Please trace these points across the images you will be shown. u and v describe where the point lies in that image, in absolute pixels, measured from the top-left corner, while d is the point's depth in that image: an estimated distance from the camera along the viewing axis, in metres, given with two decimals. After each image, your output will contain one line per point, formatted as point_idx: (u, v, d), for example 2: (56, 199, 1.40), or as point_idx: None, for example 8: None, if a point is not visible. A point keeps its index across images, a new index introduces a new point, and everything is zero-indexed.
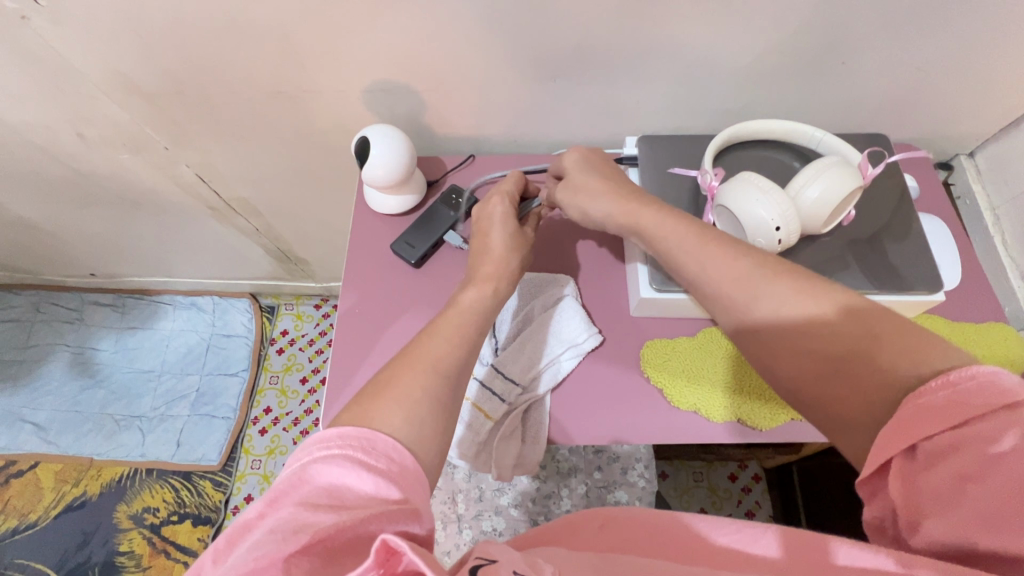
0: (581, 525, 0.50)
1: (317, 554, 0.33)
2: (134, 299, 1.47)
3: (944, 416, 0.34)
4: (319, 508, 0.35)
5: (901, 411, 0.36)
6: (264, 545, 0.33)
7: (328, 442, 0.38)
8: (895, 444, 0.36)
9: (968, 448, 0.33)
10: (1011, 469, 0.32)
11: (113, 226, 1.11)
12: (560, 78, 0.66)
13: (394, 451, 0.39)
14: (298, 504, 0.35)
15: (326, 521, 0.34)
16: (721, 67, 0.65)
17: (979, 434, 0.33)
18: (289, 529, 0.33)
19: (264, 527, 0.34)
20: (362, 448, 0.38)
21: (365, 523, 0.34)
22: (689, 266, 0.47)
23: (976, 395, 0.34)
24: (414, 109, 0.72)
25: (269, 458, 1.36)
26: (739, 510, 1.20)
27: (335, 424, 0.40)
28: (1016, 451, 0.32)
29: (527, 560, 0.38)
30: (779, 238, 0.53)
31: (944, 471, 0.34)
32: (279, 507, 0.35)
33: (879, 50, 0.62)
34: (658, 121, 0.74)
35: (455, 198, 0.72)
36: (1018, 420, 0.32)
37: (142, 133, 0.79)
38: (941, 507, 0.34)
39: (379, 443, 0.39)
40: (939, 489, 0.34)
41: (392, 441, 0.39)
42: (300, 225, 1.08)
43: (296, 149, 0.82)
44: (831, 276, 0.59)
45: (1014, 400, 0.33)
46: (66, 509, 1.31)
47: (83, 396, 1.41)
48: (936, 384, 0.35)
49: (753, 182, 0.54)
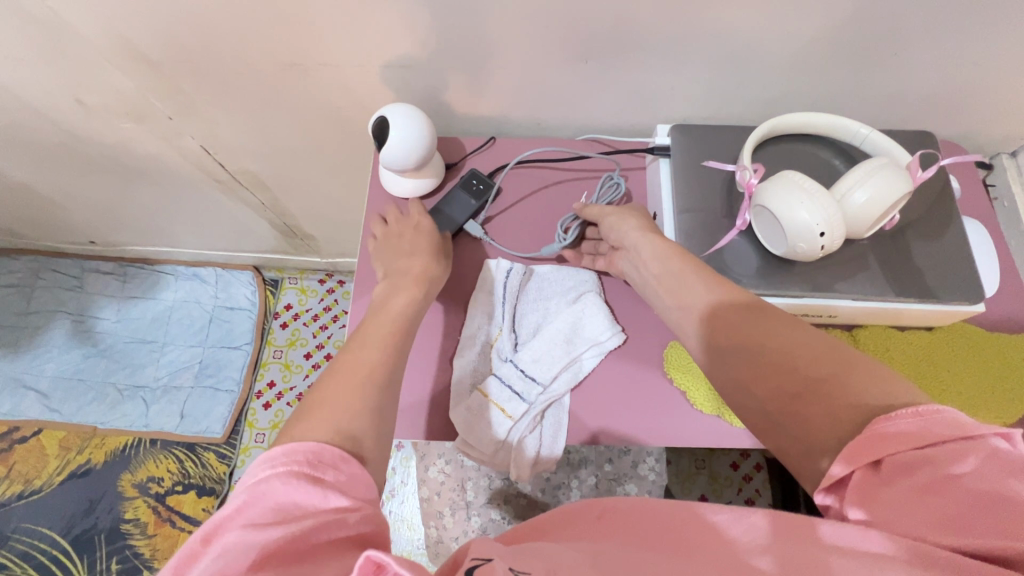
0: (573, 516, 0.48)
1: (268, 568, 0.31)
2: (135, 268, 1.44)
3: (911, 436, 0.34)
4: (267, 526, 0.33)
5: (868, 430, 0.36)
6: (214, 570, 0.31)
7: (274, 461, 0.36)
8: (861, 456, 0.35)
9: (930, 467, 0.33)
10: (969, 488, 0.31)
11: (113, 195, 1.07)
12: (592, 59, 0.62)
13: (343, 461, 0.38)
14: (246, 526, 0.33)
15: (273, 536, 0.32)
16: (764, 54, 0.61)
17: (941, 456, 0.33)
18: (237, 551, 0.32)
19: (211, 554, 0.32)
20: (309, 462, 0.37)
21: (309, 531, 0.33)
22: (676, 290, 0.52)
23: (945, 423, 0.34)
24: (434, 87, 0.68)
25: (273, 432, 1.37)
26: (739, 497, 1.21)
27: (282, 442, 0.38)
28: (974, 475, 0.31)
29: (519, 558, 0.37)
30: (823, 244, 0.50)
31: (906, 485, 0.33)
32: (227, 531, 0.33)
33: (934, 42, 0.58)
34: (690, 109, 0.70)
35: (475, 185, 0.69)
36: (978, 447, 0.32)
37: (145, 101, 0.75)
38: (897, 514, 0.33)
39: (326, 455, 0.37)
40: (895, 501, 0.33)
41: (340, 451, 0.38)
42: (308, 201, 1.04)
43: (307, 122, 0.78)
44: (852, 278, 0.57)
45: (970, 433, 0.33)
46: (71, 476, 1.32)
47: (85, 364, 1.40)
48: (908, 411, 0.35)
49: (798, 182, 0.51)
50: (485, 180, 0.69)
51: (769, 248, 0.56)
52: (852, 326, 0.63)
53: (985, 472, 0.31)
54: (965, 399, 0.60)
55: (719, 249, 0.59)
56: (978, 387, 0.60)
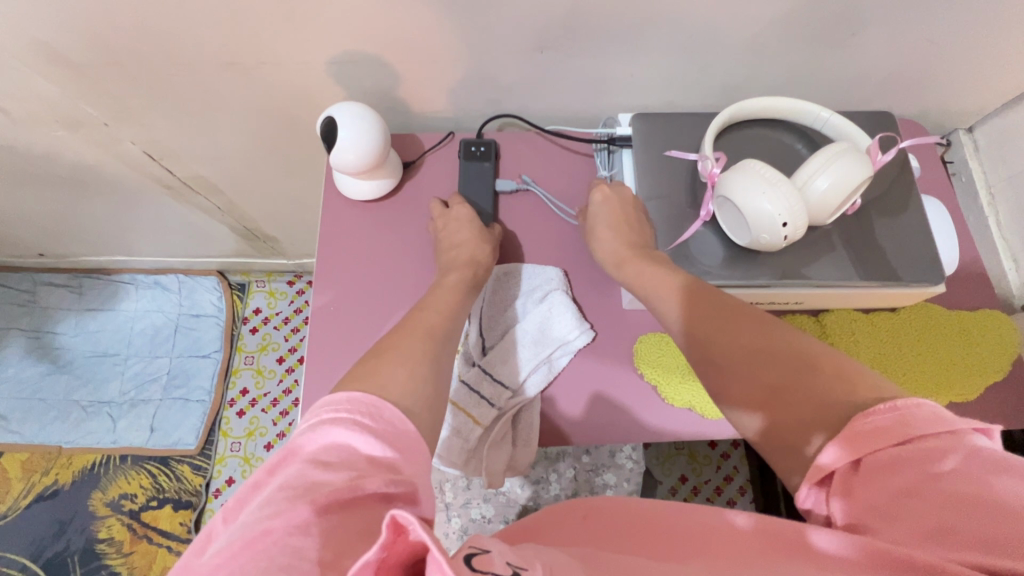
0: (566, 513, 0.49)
1: (331, 512, 0.32)
2: (91, 280, 1.38)
3: (890, 432, 0.35)
4: (326, 467, 0.34)
5: (846, 430, 0.36)
6: (276, 498, 0.32)
7: (337, 405, 0.38)
8: (843, 457, 0.36)
9: (913, 465, 0.33)
10: (953, 487, 0.31)
11: (57, 206, 1.01)
12: (549, 49, 0.60)
13: (400, 421, 0.39)
14: (307, 462, 0.35)
15: (333, 479, 0.33)
16: (722, 39, 0.59)
17: (923, 453, 0.33)
18: (300, 486, 0.33)
19: (275, 484, 0.33)
20: (370, 414, 0.38)
21: (359, 482, 0.34)
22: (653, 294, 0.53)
23: (922, 420, 0.34)
24: (386, 83, 0.65)
25: (249, 440, 1.33)
26: (718, 476, 1.23)
27: (344, 389, 0.40)
28: (958, 471, 0.32)
29: (520, 555, 0.36)
30: (786, 234, 0.49)
31: (887, 485, 0.33)
32: (290, 464, 0.35)
33: (891, 20, 0.58)
34: (652, 97, 0.68)
35: (476, 150, 0.68)
36: (958, 444, 0.33)
37: (77, 108, 0.70)
38: (884, 518, 0.33)
39: (386, 411, 0.39)
40: (880, 502, 0.33)
41: (399, 412, 0.39)
42: (267, 203, 1.00)
43: (257, 123, 0.74)
44: (817, 264, 0.56)
45: (950, 429, 0.33)
46: (37, 499, 1.27)
47: (45, 382, 1.34)
48: (885, 406, 0.36)
49: (758, 171, 0.50)
50: (482, 141, 0.68)
51: (733, 239, 0.55)
52: (817, 312, 0.63)
53: (968, 469, 0.31)
54: (930, 378, 0.61)
55: (685, 242, 0.58)
56: (941, 364, 0.61)
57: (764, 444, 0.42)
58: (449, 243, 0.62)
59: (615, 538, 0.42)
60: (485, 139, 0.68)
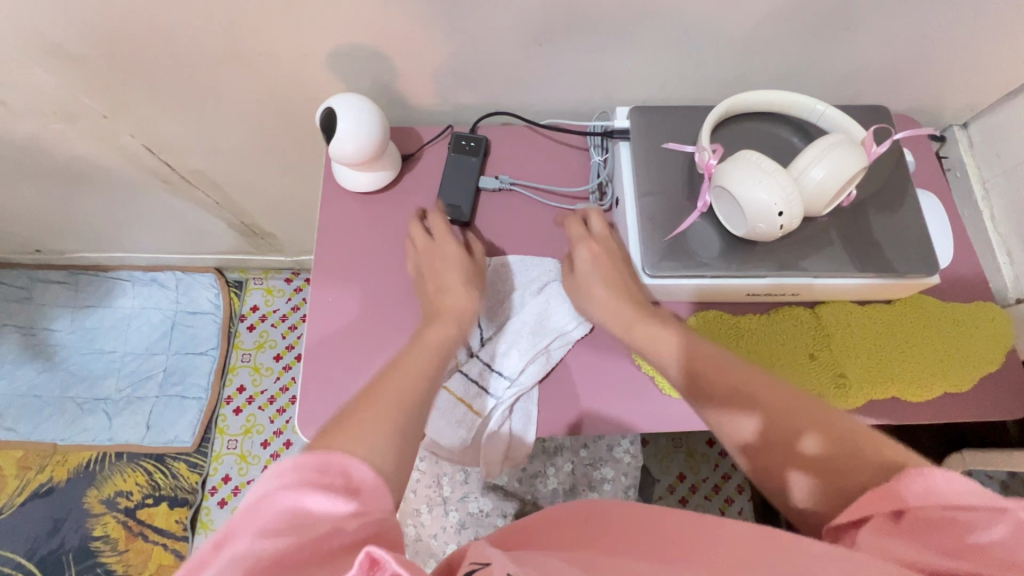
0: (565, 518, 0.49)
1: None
2: (87, 276, 1.38)
3: (940, 496, 0.37)
4: (278, 534, 0.32)
5: (890, 483, 0.39)
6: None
7: (282, 473, 0.36)
8: (883, 504, 0.39)
9: (955, 527, 0.36)
10: (996, 557, 0.33)
11: (53, 201, 1.01)
12: (547, 43, 0.60)
13: (353, 467, 0.38)
14: (257, 534, 0.32)
15: (288, 545, 0.32)
16: (719, 34, 0.60)
17: (969, 520, 0.35)
18: (251, 561, 0.31)
19: (222, 565, 0.31)
20: (318, 469, 0.37)
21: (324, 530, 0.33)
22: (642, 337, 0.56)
23: (971, 492, 0.36)
24: (385, 76, 0.65)
25: (246, 437, 1.33)
26: (716, 473, 1.23)
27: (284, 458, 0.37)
28: (1001, 543, 0.34)
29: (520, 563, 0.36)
30: (782, 223, 0.50)
31: (928, 538, 0.36)
32: (237, 540, 0.32)
33: (885, 15, 0.58)
34: (650, 91, 0.69)
35: (466, 145, 0.68)
36: (1004, 521, 0.34)
37: (75, 100, 0.70)
38: (918, 556, 0.35)
39: (335, 462, 0.38)
40: (917, 546, 0.36)
41: (353, 461, 0.38)
42: (265, 199, 1.00)
43: (255, 117, 0.74)
44: (814, 256, 0.57)
45: (999, 506, 0.35)
46: (32, 496, 1.26)
47: (40, 379, 1.33)
48: (939, 474, 0.38)
49: (755, 162, 0.51)
50: (474, 136, 0.68)
51: (730, 230, 0.56)
52: (813, 304, 0.64)
53: (1012, 543, 0.34)
54: (926, 370, 0.61)
55: (682, 233, 0.58)
56: (937, 357, 0.62)
57: (757, 464, 0.48)
58: (434, 277, 0.60)
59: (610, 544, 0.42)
60: (476, 134, 0.67)
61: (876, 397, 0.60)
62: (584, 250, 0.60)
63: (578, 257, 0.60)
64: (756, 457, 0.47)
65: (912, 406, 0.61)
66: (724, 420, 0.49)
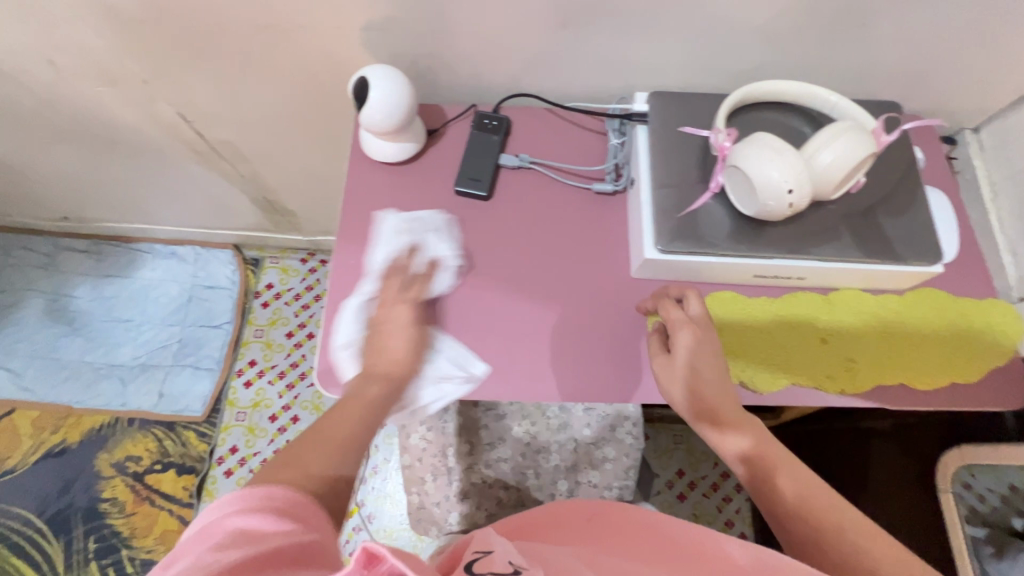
0: (569, 519, 0.62)
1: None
2: (111, 246, 1.42)
3: None
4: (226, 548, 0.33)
5: None
6: None
7: (231, 503, 0.37)
8: None
9: None
10: None
11: (86, 165, 1.05)
12: (571, 26, 0.63)
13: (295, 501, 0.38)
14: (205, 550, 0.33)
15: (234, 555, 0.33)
16: (738, 24, 0.62)
17: None
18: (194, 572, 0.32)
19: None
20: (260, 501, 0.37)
21: (281, 555, 0.34)
22: (686, 387, 0.55)
23: None
24: (415, 53, 0.68)
25: (254, 410, 1.36)
26: (715, 471, 1.24)
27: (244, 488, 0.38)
28: None
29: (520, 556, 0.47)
30: (791, 201, 0.52)
31: None
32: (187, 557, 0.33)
33: (900, 13, 0.60)
34: (670, 80, 0.71)
35: (489, 123, 0.70)
36: None
37: (120, 65, 0.74)
38: None
39: (277, 494, 0.38)
40: None
41: (290, 493, 0.39)
42: (289, 174, 1.03)
43: (287, 89, 0.77)
44: (821, 243, 0.59)
45: None
46: (45, 456, 1.29)
47: (59, 343, 1.37)
48: None
49: (767, 142, 0.53)
50: (495, 116, 0.71)
51: (740, 210, 0.58)
52: (827, 291, 0.64)
53: None
54: (932, 360, 0.62)
55: (694, 213, 0.60)
56: (943, 348, 0.63)
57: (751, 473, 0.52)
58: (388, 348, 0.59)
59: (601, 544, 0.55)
60: (499, 113, 0.70)
61: (885, 383, 0.61)
62: (685, 337, 0.54)
63: (677, 345, 0.54)
64: (747, 464, 0.52)
65: (919, 394, 0.62)
66: (720, 437, 0.53)
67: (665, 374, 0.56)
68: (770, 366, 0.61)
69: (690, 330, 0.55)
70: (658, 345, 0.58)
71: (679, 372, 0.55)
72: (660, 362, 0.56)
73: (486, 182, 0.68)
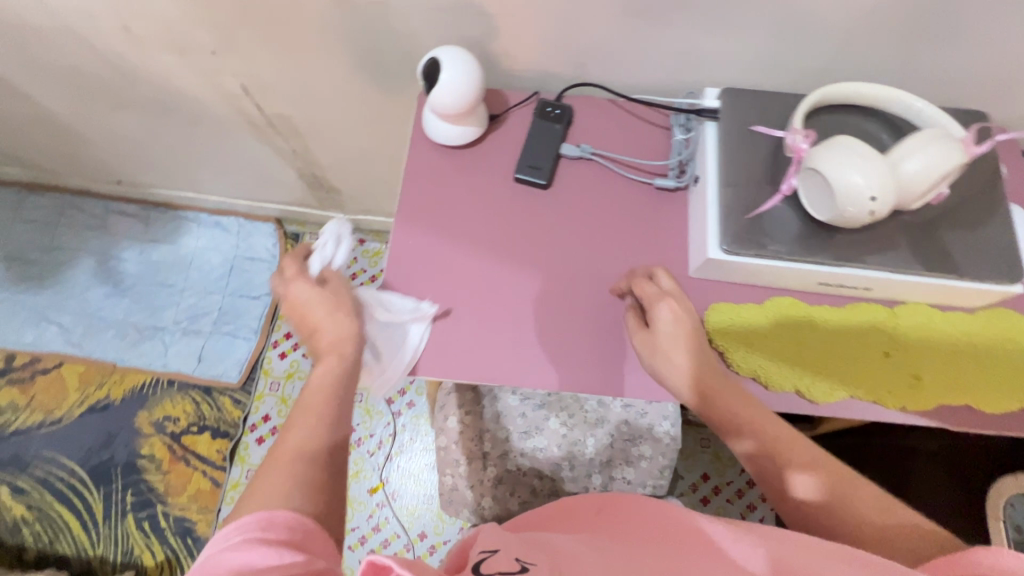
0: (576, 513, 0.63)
1: None
2: (159, 212, 1.46)
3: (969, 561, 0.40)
4: None
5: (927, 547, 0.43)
6: None
7: (236, 531, 0.40)
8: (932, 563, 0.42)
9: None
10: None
11: (145, 131, 1.07)
12: (646, 15, 0.62)
13: (293, 520, 0.41)
14: None
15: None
16: (821, 21, 0.60)
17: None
18: None
19: None
20: (260, 526, 0.40)
21: None
22: (668, 358, 0.56)
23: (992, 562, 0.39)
24: (482, 36, 0.68)
25: (288, 381, 1.39)
26: (741, 478, 1.23)
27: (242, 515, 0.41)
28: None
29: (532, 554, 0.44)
30: (872, 209, 0.50)
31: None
32: None
33: (996, 17, 0.57)
34: (740, 77, 0.69)
35: (551, 112, 0.70)
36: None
37: (191, 33, 0.75)
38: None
39: (276, 517, 0.40)
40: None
41: (290, 514, 0.41)
42: (339, 152, 1.04)
43: (350, 66, 0.78)
44: (893, 254, 0.57)
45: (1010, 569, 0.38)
46: (89, 410, 1.35)
47: (107, 303, 1.42)
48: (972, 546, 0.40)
49: (849, 146, 0.51)
50: (558, 105, 0.70)
51: (812, 214, 0.56)
52: (892, 304, 0.62)
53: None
54: (1001, 384, 0.60)
55: (762, 215, 0.58)
56: (1014, 372, 0.60)
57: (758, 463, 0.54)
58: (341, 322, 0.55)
59: (610, 536, 0.51)
60: (562, 101, 0.69)
61: (948, 403, 0.59)
62: (663, 310, 0.56)
63: (657, 318, 0.56)
64: (754, 462, 0.54)
65: (984, 417, 0.60)
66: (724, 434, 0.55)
67: (646, 348, 0.57)
68: (828, 377, 0.60)
69: (667, 306, 0.56)
70: (636, 321, 0.59)
71: (660, 344, 0.56)
72: (639, 336, 0.58)
73: (546, 172, 0.68)
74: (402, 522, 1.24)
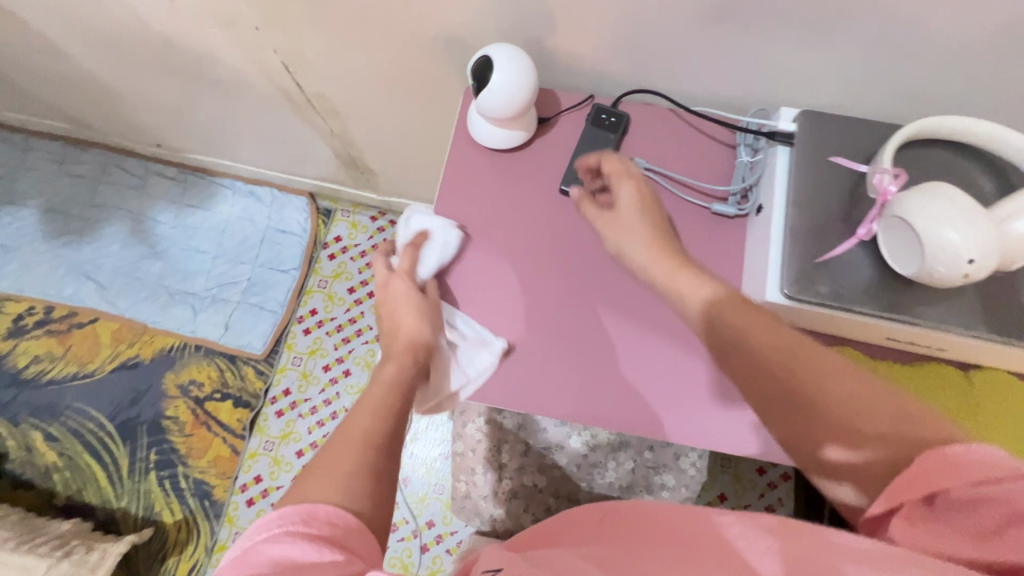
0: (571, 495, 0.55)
1: None
2: (196, 177, 1.47)
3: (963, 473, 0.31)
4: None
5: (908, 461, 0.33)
6: None
7: (270, 524, 0.37)
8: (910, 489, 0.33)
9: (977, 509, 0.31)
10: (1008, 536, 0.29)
11: (185, 98, 1.06)
12: (725, 21, 0.55)
13: (337, 516, 0.38)
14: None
15: None
16: (926, 43, 0.53)
17: (991, 497, 0.30)
18: None
19: None
20: (304, 520, 0.37)
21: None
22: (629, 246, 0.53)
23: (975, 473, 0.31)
24: (539, 31, 0.62)
25: (310, 357, 1.40)
26: (759, 503, 1.18)
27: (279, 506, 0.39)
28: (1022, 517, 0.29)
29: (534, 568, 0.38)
30: (968, 271, 0.44)
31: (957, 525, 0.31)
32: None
33: None
34: (820, 96, 0.62)
35: (606, 119, 0.65)
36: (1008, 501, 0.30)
37: (234, 6, 0.72)
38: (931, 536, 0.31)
39: (321, 512, 0.38)
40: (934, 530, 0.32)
41: (334, 508, 0.39)
42: (377, 134, 1.01)
43: (395, 50, 0.73)
44: (981, 319, 0.51)
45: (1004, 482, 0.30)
46: (120, 366, 1.38)
47: (142, 263, 1.44)
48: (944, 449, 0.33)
49: (948, 195, 0.45)
50: (615, 112, 0.65)
51: (891, 266, 0.51)
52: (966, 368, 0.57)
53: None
54: None
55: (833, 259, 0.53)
56: None
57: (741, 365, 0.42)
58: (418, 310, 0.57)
59: (600, 535, 0.43)
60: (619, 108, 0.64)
61: None
62: (628, 188, 0.54)
63: (620, 197, 0.54)
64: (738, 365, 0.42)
65: None
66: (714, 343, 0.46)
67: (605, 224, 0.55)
68: None
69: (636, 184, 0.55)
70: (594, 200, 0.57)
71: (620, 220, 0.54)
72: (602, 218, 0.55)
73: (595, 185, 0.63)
74: (412, 509, 1.25)
